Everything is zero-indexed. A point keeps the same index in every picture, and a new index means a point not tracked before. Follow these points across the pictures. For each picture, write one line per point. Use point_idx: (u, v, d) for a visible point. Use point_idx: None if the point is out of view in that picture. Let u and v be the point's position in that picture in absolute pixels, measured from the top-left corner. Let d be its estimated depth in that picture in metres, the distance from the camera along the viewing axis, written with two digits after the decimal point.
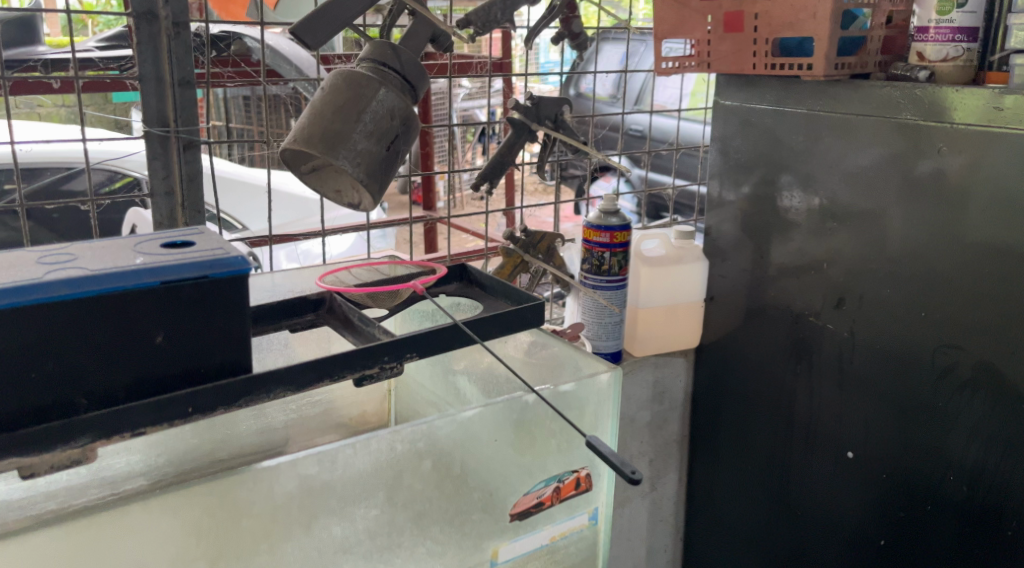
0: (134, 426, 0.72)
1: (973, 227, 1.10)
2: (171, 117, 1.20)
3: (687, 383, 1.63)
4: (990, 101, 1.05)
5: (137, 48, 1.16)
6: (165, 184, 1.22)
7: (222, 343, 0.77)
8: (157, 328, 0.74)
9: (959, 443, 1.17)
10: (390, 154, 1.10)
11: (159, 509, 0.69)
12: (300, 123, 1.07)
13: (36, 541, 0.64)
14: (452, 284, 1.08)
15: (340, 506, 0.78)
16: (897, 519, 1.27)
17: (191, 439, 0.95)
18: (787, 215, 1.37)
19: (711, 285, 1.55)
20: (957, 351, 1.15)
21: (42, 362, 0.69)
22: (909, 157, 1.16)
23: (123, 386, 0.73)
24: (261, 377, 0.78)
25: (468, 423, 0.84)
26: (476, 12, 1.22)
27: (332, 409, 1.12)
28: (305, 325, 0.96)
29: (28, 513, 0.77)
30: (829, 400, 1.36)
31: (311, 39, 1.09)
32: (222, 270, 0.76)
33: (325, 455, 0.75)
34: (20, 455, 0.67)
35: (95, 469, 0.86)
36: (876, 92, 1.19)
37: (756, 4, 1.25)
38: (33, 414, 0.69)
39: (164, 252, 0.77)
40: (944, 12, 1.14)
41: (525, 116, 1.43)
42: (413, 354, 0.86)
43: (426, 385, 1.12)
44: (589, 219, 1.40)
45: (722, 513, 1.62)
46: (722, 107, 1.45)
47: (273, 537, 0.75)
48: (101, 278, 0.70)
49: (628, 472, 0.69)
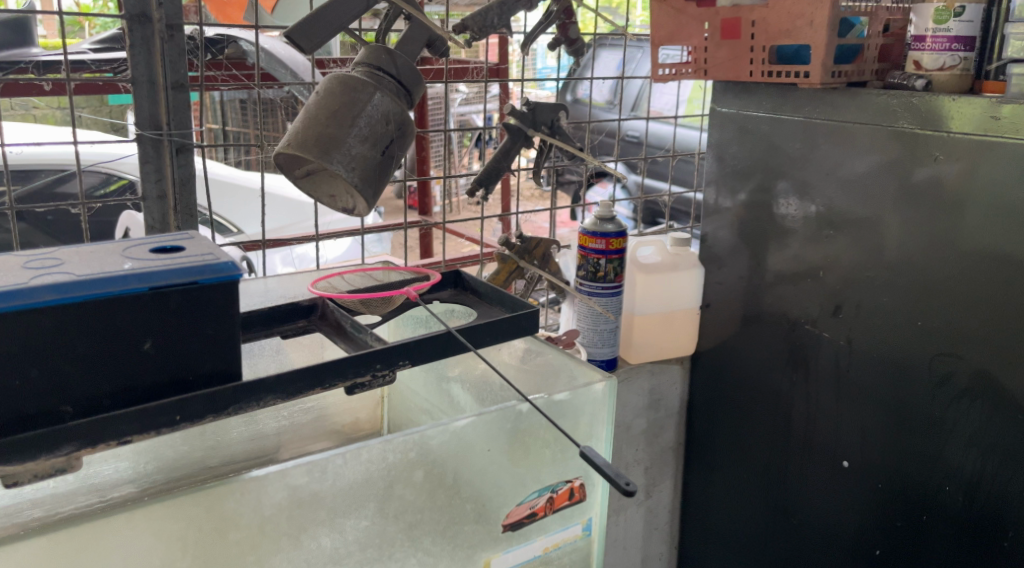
0: (121, 434, 0.71)
1: (971, 235, 1.10)
2: (164, 120, 1.19)
3: (683, 391, 1.62)
4: (987, 110, 1.05)
5: (129, 51, 1.15)
6: (158, 187, 1.21)
7: (212, 350, 0.76)
8: (145, 335, 0.73)
9: (956, 452, 1.16)
10: (385, 159, 1.09)
11: (145, 521, 0.67)
12: (293, 128, 1.06)
13: (21, 552, 0.63)
14: (446, 290, 1.07)
15: (330, 516, 0.77)
16: (895, 528, 1.26)
17: (180, 446, 0.94)
18: (784, 222, 1.36)
19: (708, 293, 1.54)
20: (954, 359, 1.14)
21: (26, 370, 0.68)
22: (906, 164, 1.16)
23: (110, 394, 0.72)
24: (251, 385, 0.76)
25: (462, 432, 0.83)
26: (472, 17, 1.22)
27: (324, 416, 1.11)
28: (296, 332, 0.96)
29: (16, 522, 0.76)
30: (825, 408, 1.35)
31: (306, 43, 1.08)
32: (212, 275, 0.75)
33: (315, 464, 0.74)
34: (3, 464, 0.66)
35: (81, 476, 0.85)
36: (873, 100, 1.19)
37: (753, 11, 1.25)
38: (16, 422, 0.68)
39: (154, 257, 0.76)
40: (941, 20, 1.14)
41: (521, 121, 1.43)
42: (405, 361, 0.84)
43: (419, 392, 1.11)
44: (585, 226, 1.39)
45: (718, 521, 1.61)
46: (719, 114, 1.44)
47: (261, 548, 0.74)
48: (88, 284, 0.69)
49: (622, 483, 0.67)
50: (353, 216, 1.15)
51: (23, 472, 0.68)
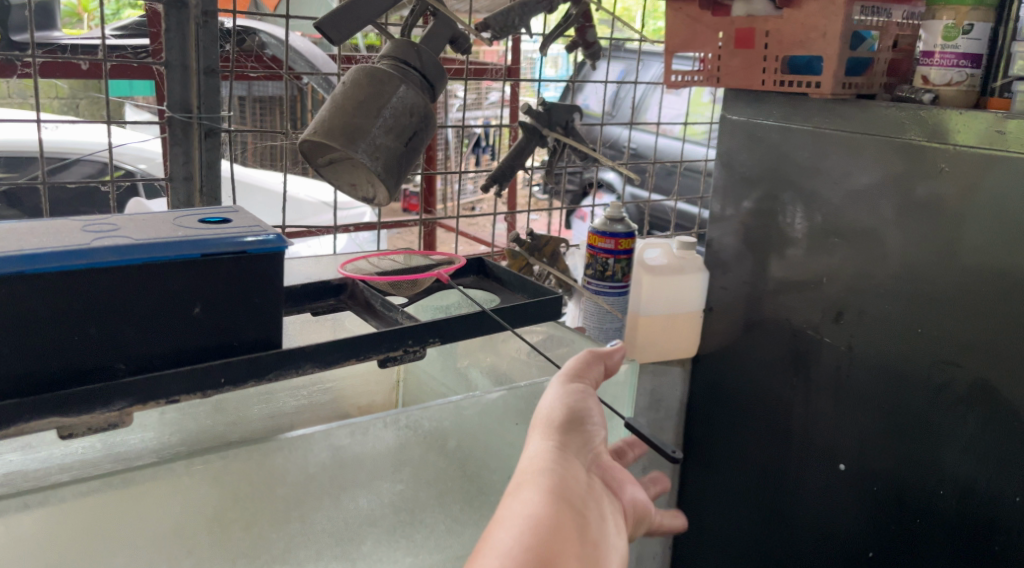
0: (169, 393, 0.78)
1: (973, 248, 1.13)
2: (195, 104, 1.23)
3: (683, 393, 1.66)
4: (993, 125, 1.09)
5: (165, 35, 1.19)
6: (185, 169, 1.25)
7: (256, 319, 0.83)
8: (195, 300, 0.79)
9: (952, 459, 1.19)
10: (408, 150, 1.13)
11: (201, 472, 0.76)
12: (320, 116, 1.09)
13: (88, 490, 0.70)
14: (469, 276, 1.16)
15: (368, 479, 0.87)
16: (889, 532, 1.29)
17: (204, 420, 0.96)
18: (788, 231, 1.40)
19: (711, 297, 1.57)
20: (952, 366, 1.18)
21: (85, 328, 0.74)
22: (910, 177, 1.20)
23: (159, 355, 0.79)
24: (292, 355, 0.84)
25: (492, 404, 0.96)
26: (494, 16, 1.25)
27: (341, 398, 1.14)
28: (328, 309, 1.02)
29: (54, 479, 0.79)
30: (825, 413, 1.38)
31: (335, 35, 1.12)
32: (258, 247, 0.82)
33: (357, 427, 0.84)
34: (62, 414, 0.73)
35: (109, 444, 0.88)
36: (881, 113, 1.22)
37: (768, 22, 1.29)
38: (76, 375, 0.75)
39: (204, 228, 0.83)
40: (949, 37, 1.17)
41: (536, 120, 1.46)
42: (436, 339, 0.92)
43: (436, 378, 1.19)
44: (594, 225, 1.43)
45: (713, 521, 1.64)
46: (729, 121, 1.49)
47: (303, 506, 0.83)
48: (146, 248, 0.76)
49: (668, 450, 0.78)
50: (373, 205, 1.18)
51: (79, 424, 0.75)
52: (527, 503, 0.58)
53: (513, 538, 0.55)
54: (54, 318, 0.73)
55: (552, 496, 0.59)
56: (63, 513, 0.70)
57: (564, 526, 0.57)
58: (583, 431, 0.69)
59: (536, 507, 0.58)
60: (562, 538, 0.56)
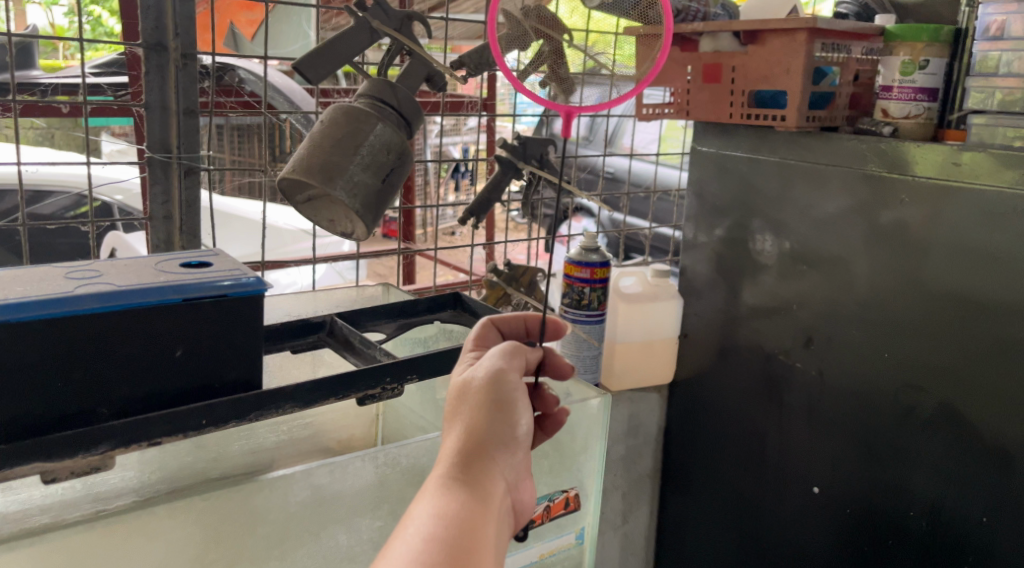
0: (152, 437, 0.79)
1: (936, 275, 1.17)
2: (175, 144, 1.25)
3: (660, 421, 1.68)
4: (949, 158, 1.13)
5: (145, 77, 1.23)
6: (164, 208, 1.28)
7: (237, 360, 0.85)
8: (179, 343, 0.81)
9: (921, 480, 1.22)
10: (385, 186, 1.15)
11: (183, 511, 0.77)
12: (298, 154, 1.11)
13: (72, 532, 0.71)
14: (446, 311, 1.17)
15: (347, 515, 0.88)
16: (863, 553, 1.31)
17: (183, 458, 0.97)
18: (758, 258, 1.44)
19: (685, 323, 1.60)
20: (918, 391, 1.22)
21: (70, 372, 0.76)
22: (874, 207, 1.24)
23: (142, 398, 0.80)
24: (272, 394, 0.85)
25: None
26: (469, 54, 1.29)
27: (320, 433, 1.15)
28: (307, 347, 1.04)
29: (34, 522, 0.80)
30: (799, 436, 1.41)
31: (312, 75, 1.15)
32: (239, 290, 0.84)
33: (336, 465, 0.85)
34: (43, 459, 0.73)
35: (88, 484, 0.88)
36: (844, 145, 1.27)
37: (733, 57, 1.33)
38: (59, 420, 0.76)
39: (184, 272, 0.85)
40: (907, 73, 1.21)
41: (512, 154, 1.49)
42: (413, 376, 0.94)
43: (416, 410, 1.21)
44: (570, 255, 1.45)
45: (692, 546, 1.66)
46: (699, 152, 1.53)
47: (285, 542, 0.84)
48: (129, 294, 0.78)
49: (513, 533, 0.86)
50: (351, 239, 1.19)
51: (62, 468, 0.75)
52: (450, 499, 0.67)
53: (437, 530, 0.63)
54: (37, 362, 0.74)
55: (472, 499, 0.67)
56: (49, 554, 0.71)
57: (479, 530, 0.65)
58: (512, 428, 0.76)
59: (459, 502, 0.67)
60: (479, 538, 0.65)
